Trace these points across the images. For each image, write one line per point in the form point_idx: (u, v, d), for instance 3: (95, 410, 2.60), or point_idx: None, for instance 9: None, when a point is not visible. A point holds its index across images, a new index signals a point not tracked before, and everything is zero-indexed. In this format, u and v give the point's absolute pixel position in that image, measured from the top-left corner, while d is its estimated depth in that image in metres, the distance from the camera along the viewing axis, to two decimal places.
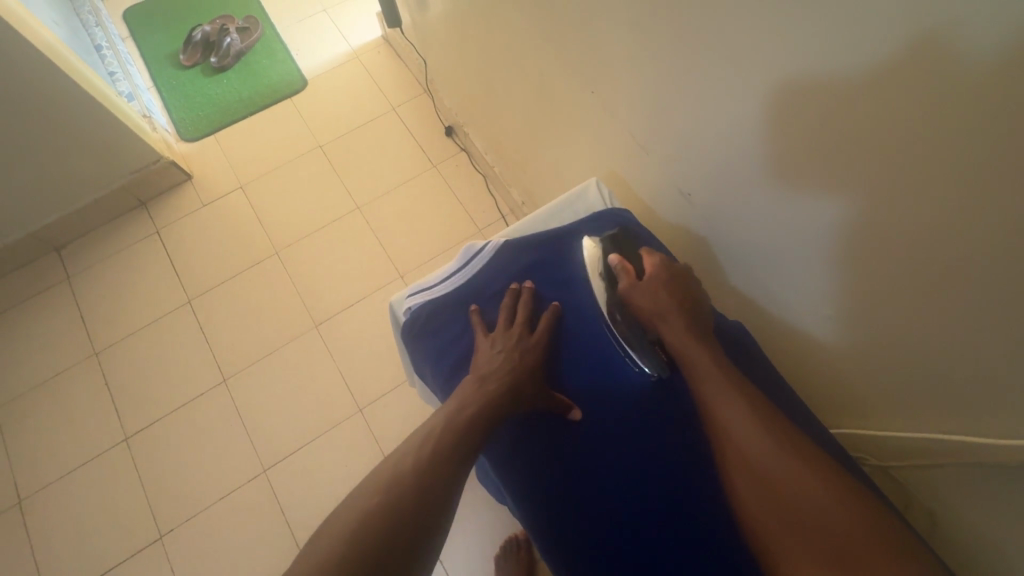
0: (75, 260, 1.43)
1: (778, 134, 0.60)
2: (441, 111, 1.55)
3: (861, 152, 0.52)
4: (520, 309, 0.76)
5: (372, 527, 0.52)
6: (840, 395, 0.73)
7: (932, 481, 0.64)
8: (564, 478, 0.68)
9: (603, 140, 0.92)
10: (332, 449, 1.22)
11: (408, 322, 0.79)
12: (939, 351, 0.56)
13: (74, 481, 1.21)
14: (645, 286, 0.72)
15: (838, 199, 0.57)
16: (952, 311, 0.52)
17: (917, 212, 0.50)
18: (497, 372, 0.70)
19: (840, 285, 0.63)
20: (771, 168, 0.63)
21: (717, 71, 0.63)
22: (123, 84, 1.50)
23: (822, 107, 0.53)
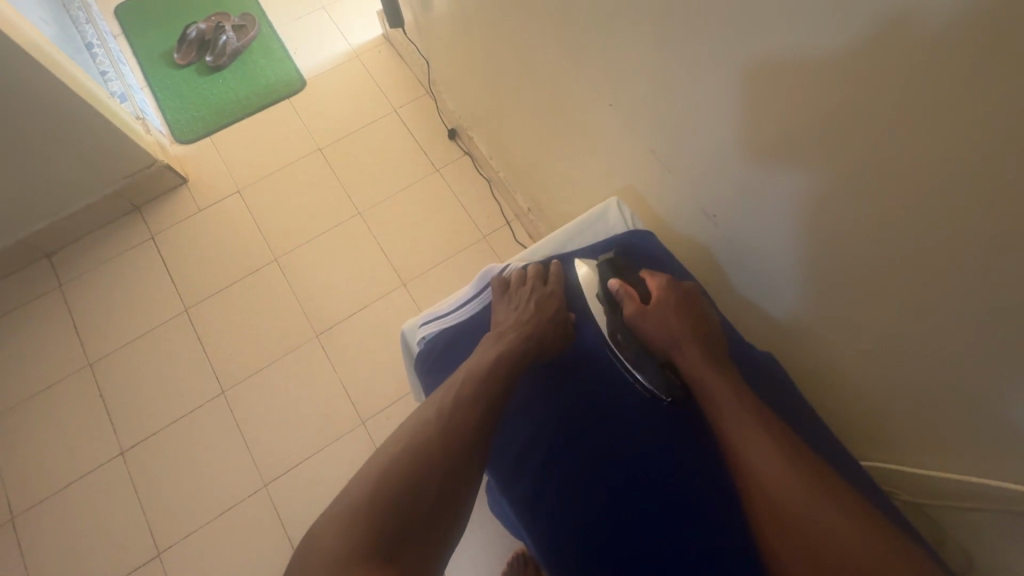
0: (67, 267, 1.39)
1: (811, 161, 0.56)
2: (445, 113, 1.51)
3: (914, 182, 0.47)
4: (532, 273, 0.76)
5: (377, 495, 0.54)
6: (870, 426, 0.69)
7: (969, 520, 0.62)
8: (574, 468, 0.65)
9: (614, 152, 0.88)
10: (335, 462, 1.19)
11: (422, 353, 0.75)
12: (983, 392, 0.52)
13: (69, 497, 1.17)
14: (652, 312, 0.67)
15: (883, 230, 0.52)
16: (1001, 351, 0.49)
17: (972, 248, 0.46)
18: (515, 326, 0.69)
19: (881, 320, 0.58)
20: (803, 194, 0.59)
21: (747, 88, 0.58)
22: (115, 84, 1.45)
23: (870, 131, 0.48)
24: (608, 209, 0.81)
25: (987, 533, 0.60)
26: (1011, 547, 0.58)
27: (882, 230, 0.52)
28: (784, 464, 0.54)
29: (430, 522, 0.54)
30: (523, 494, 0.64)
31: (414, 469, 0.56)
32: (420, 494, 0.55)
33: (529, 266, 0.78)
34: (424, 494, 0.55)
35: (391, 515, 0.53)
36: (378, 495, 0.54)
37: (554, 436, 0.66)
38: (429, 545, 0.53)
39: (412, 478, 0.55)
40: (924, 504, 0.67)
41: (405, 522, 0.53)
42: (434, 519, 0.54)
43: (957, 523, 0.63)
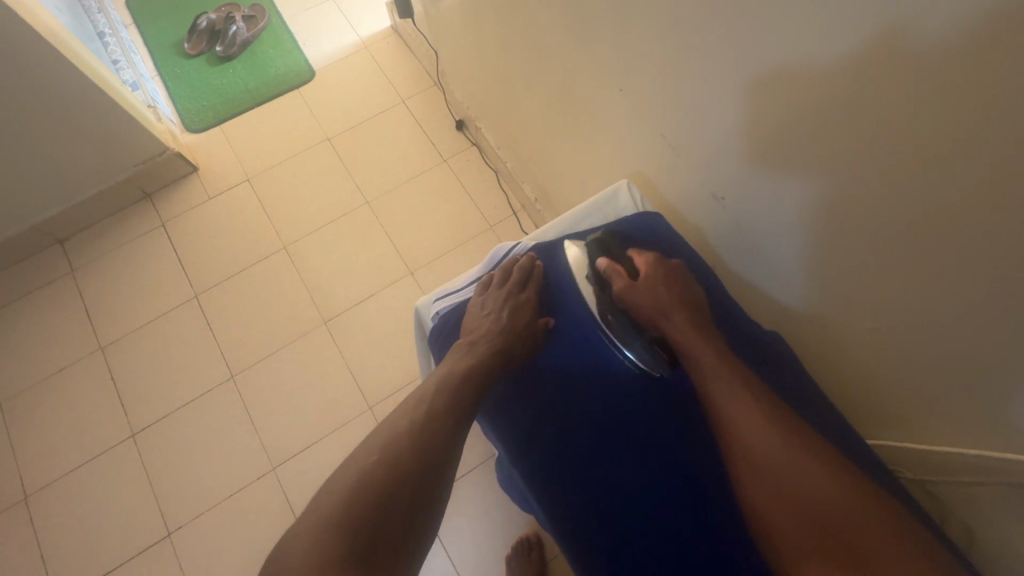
0: (79, 253, 1.41)
1: (818, 141, 0.56)
2: (453, 104, 1.52)
3: (925, 158, 0.47)
4: (513, 274, 0.75)
5: (375, 477, 0.55)
6: (874, 406, 0.70)
7: (971, 497, 0.62)
8: (575, 449, 0.65)
9: (621, 138, 0.89)
10: (343, 446, 1.20)
11: (436, 328, 0.76)
12: (985, 369, 0.53)
13: (81, 478, 1.19)
14: (641, 284, 0.69)
15: (892, 207, 0.52)
16: (1003, 326, 0.49)
17: (974, 225, 0.47)
18: (486, 336, 0.69)
19: (888, 299, 0.59)
20: (809, 175, 0.60)
21: (761, 68, 0.58)
22: (127, 73, 1.47)
23: (884, 108, 0.48)
24: (619, 191, 0.82)
25: (987, 510, 0.61)
26: (1012, 522, 0.59)
27: (890, 208, 0.53)
28: (762, 412, 0.58)
29: (404, 530, 0.54)
30: (531, 472, 0.65)
31: (387, 474, 0.56)
32: (392, 502, 0.55)
33: (512, 262, 0.77)
34: (398, 506, 0.55)
35: (366, 526, 0.52)
36: (354, 504, 0.53)
37: (557, 417, 0.67)
38: (403, 555, 0.53)
39: (382, 486, 0.55)
40: (929, 482, 0.67)
41: (386, 520, 0.53)
42: (407, 528, 0.55)
43: (957, 499, 0.64)
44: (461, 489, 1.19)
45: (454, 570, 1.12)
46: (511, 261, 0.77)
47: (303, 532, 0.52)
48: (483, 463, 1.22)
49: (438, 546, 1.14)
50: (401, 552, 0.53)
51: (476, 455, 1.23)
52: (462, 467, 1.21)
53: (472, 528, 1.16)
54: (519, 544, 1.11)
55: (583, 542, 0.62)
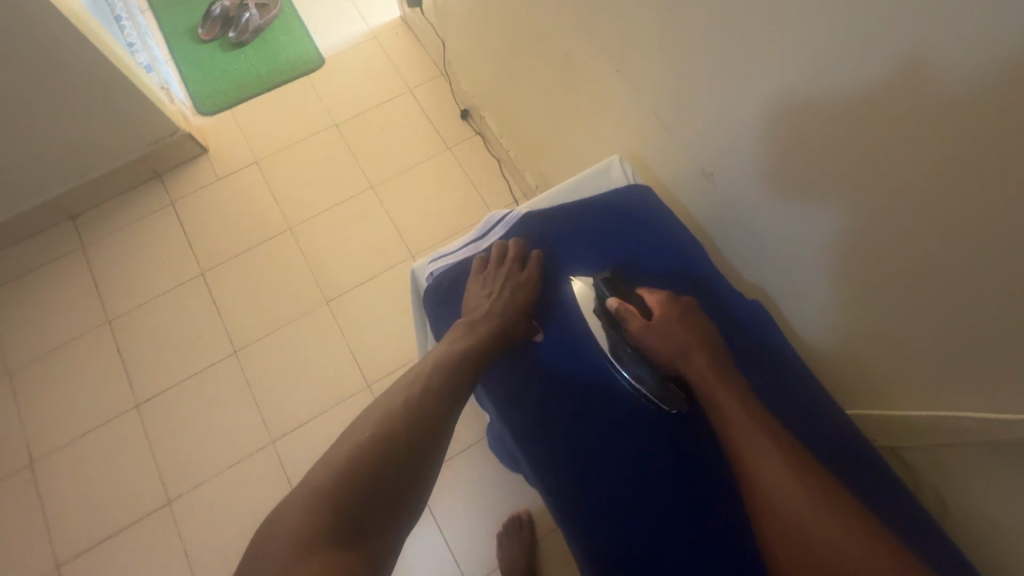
0: (90, 229, 1.44)
1: (804, 110, 0.58)
2: (458, 94, 1.54)
3: (907, 115, 0.48)
4: (511, 256, 0.75)
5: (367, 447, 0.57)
6: (851, 380, 0.71)
7: (941, 463, 0.63)
8: (572, 432, 0.67)
9: (618, 120, 0.91)
10: (340, 422, 1.23)
11: (431, 287, 0.78)
12: (952, 334, 0.55)
13: (86, 445, 1.22)
14: (657, 326, 0.64)
15: (876, 169, 0.53)
16: (968, 289, 0.51)
17: (942, 188, 0.48)
18: (485, 319, 0.70)
19: (867, 263, 0.60)
20: (794, 145, 0.61)
21: (755, 37, 0.59)
22: (141, 55, 1.50)
23: (870, 68, 0.49)
24: (612, 164, 0.83)
25: (956, 478, 0.62)
26: (979, 488, 0.60)
27: (874, 170, 0.54)
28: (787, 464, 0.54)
29: (389, 502, 0.55)
30: (535, 459, 0.66)
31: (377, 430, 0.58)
32: (384, 468, 0.57)
33: (505, 243, 0.77)
34: (386, 478, 0.56)
35: (357, 490, 0.54)
36: (346, 468, 0.56)
37: (557, 404, 0.68)
38: (388, 529, 0.54)
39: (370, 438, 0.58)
40: (900, 449, 0.68)
41: (378, 480, 0.56)
42: (394, 499, 0.56)
43: (930, 467, 0.65)
44: (455, 467, 1.21)
45: (446, 546, 1.14)
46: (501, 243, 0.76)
47: (300, 492, 0.55)
48: (477, 442, 1.24)
49: (431, 521, 1.16)
50: (394, 512, 0.55)
51: (470, 435, 1.25)
52: (457, 446, 1.23)
53: (464, 505, 1.18)
54: (511, 522, 1.14)
55: (570, 506, 0.63)
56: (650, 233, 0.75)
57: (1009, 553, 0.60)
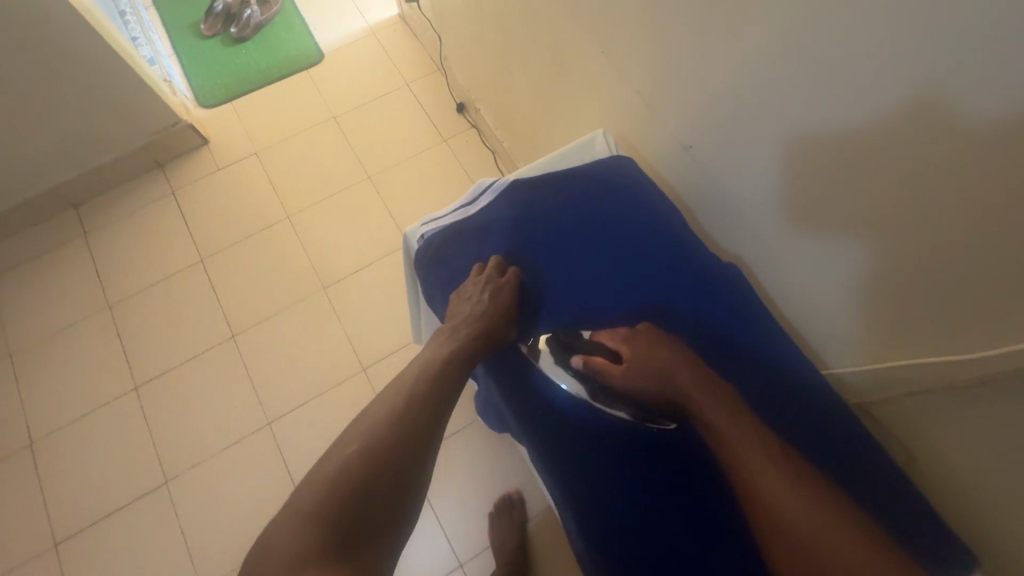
0: (92, 217, 1.47)
1: (781, 73, 0.61)
2: (454, 88, 1.58)
3: (877, 65, 0.51)
4: (490, 269, 0.74)
5: (367, 452, 0.58)
6: (823, 345, 0.74)
7: (903, 416, 0.65)
8: (574, 435, 0.66)
9: (604, 104, 0.94)
10: (336, 405, 1.25)
11: (422, 249, 0.80)
12: (913, 286, 0.57)
13: (85, 426, 1.24)
14: (630, 366, 0.63)
15: (847, 120, 0.56)
16: (929, 240, 0.53)
17: (906, 139, 0.51)
18: (466, 324, 0.71)
19: (837, 215, 0.62)
20: (772, 107, 0.64)
21: (733, 4, 0.62)
22: (145, 48, 1.54)
23: (843, 28, 0.52)
24: (595, 138, 0.86)
25: (919, 431, 0.63)
26: (937, 438, 0.62)
27: (846, 121, 0.56)
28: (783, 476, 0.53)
29: (378, 522, 0.54)
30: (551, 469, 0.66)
31: (375, 420, 0.61)
32: (384, 474, 0.57)
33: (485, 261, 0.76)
34: (376, 496, 0.55)
35: (358, 495, 0.54)
36: (348, 471, 0.56)
37: (555, 408, 0.68)
38: (380, 550, 0.53)
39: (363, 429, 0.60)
40: (866, 406, 0.70)
41: (378, 484, 0.56)
42: (387, 510, 0.55)
43: (891, 423, 0.67)
44: (447, 449, 1.23)
45: (438, 525, 1.16)
46: (479, 263, 0.75)
47: (300, 496, 0.54)
48: (470, 425, 1.26)
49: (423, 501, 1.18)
50: (392, 517, 0.55)
51: (462, 418, 1.27)
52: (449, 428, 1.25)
53: (456, 485, 1.20)
54: (502, 502, 1.16)
55: (570, 486, 0.64)
56: (631, 199, 0.77)
57: None
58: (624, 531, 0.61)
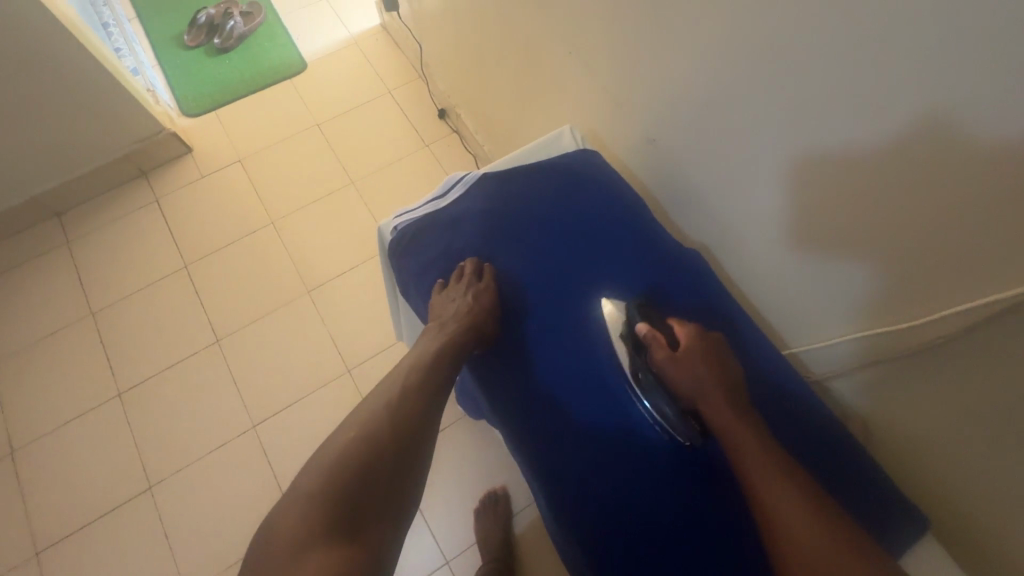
0: (75, 225, 1.47)
1: (733, 67, 0.64)
2: (435, 95, 1.61)
3: (815, 58, 0.55)
4: (469, 271, 0.75)
5: (368, 439, 0.62)
6: (786, 326, 0.78)
7: (859, 388, 0.70)
8: (560, 437, 0.67)
9: (575, 104, 0.98)
10: (321, 406, 1.26)
11: (395, 240, 0.81)
12: (863, 262, 0.61)
13: (68, 433, 1.24)
14: (682, 359, 0.64)
15: (795, 109, 0.60)
16: (875, 218, 0.58)
17: (847, 126, 0.55)
18: (453, 322, 0.71)
19: (791, 199, 0.67)
20: (727, 99, 0.68)
21: (686, 6, 0.66)
22: (128, 59, 1.56)
23: (784, 25, 0.56)
24: (562, 133, 0.89)
25: (874, 400, 0.69)
26: (886, 404, 0.68)
27: (797, 107, 0.60)
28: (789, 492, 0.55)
29: (383, 505, 0.59)
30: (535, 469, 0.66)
31: (373, 409, 0.65)
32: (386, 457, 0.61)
33: (462, 263, 0.77)
34: (377, 478, 0.59)
35: (360, 477, 0.59)
36: (350, 455, 0.60)
37: (541, 404, 0.69)
38: (384, 527, 0.58)
39: (363, 417, 0.64)
40: (825, 381, 0.75)
41: (381, 466, 0.60)
42: (390, 491, 0.60)
43: (846, 395, 0.73)
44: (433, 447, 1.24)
45: (424, 522, 1.17)
46: (460, 265, 0.76)
47: (308, 477, 0.59)
48: (455, 423, 1.27)
49: None
50: (396, 498, 0.60)
51: (447, 416, 1.28)
52: None
53: (442, 482, 1.21)
54: (487, 498, 1.17)
55: (557, 479, 0.65)
56: (598, 192, 0.81)
57: (932, 469, 0.65)
58: (605, 513, 0.64)
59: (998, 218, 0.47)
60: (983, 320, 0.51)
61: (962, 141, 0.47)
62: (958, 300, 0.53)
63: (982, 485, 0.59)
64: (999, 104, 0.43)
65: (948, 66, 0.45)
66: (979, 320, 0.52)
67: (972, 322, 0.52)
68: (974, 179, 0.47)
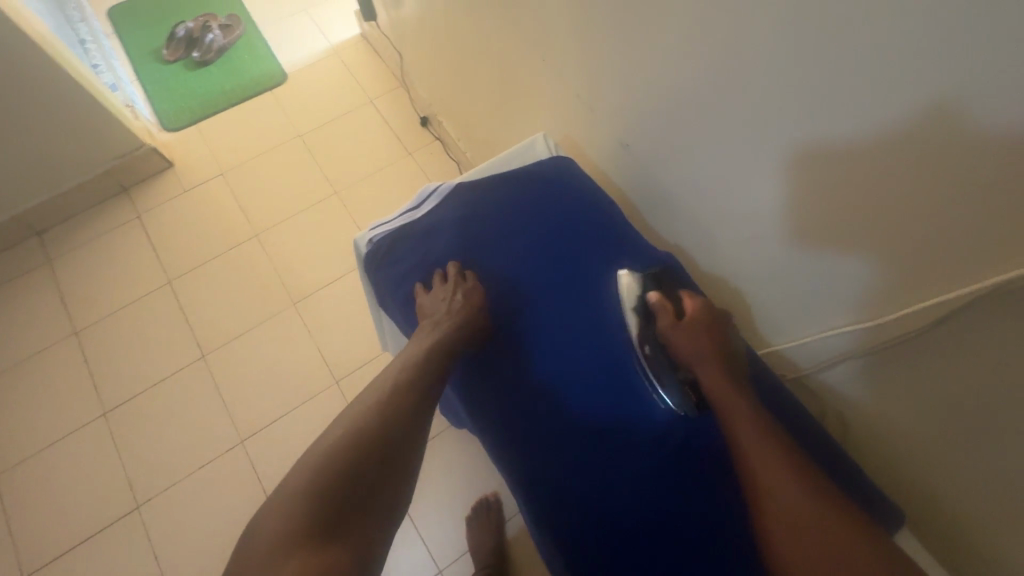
0: (56, 244, 1.46)
1: (699, 73, 0.65)
2: (417, 103, 1.62)
3: (778, 64, 0.56)
4: (453, 274, 0.75)
5: (352, 441, 0.60)
6: (765, 324, 0.79)
7: (838, 384, 0.71)
8: (547, 441, 0.67)
9: (551, 110, 0.98)
10: (310, 418, 1.26)
11: (371, 253, 0.81)
12: (837, 261, 0.62)
13: (53, 455, 1.23)
14: (685, 328, 0.67)
15: (762, 114, 0.61)
16: (845, 217, 0.59)
17: (813, 129, 0.56)
18: (441, 320, 0.70)
19: (763, 199, 0.67)
20: (695, 103, 0.68)
21: (652, 16, 0.67)
22: (106, 75, 1.55)
23: (746, 32, 0.57)
24: (536, 141, 0.90)
25: (854, 395, 0.70)
26: (865, 399, 0.69)
27: (768, 109, 0.60)
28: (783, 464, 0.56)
29: (365, 510, 0.57)
30: (521, 476, 0.66)
31: (358, 412, 0.64)
32: (371, 460, 0.60)
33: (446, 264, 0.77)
34: (360, 481, 0.58)
35: (342, 480, 0.57)
36: (334, 457, 0.59)
37: (528, 409, 0.69)
38: (366, 531, 0.56)
39: (348, 420, 0.63)
40: (806, 379, 0.76)
41: (365, 469, 0.59)
42: (373, 494, 0.58)
43: (827, 392, 0.74)
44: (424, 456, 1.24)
45: (417, 532, 1.17)
46: (440, 270, 0.77)
47: (291, 481, 0.58)
48: (444, 430, 1.27)
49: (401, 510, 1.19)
50: (379, 502, 0.58)
51: (437, 424, 1.28)
52: None
53: (433, 491, 1.21)
54: (479, 505, 1.17)
55: (546, 483, 0.65)
56: (574, 197, 0.81)
57: (914, 461, 0.66)
58: (594, 514, 0.64)
59: (962, 212, 0.48)
60: (955, 309, 0.52)
61: (923, 141, 0.48)
62: (928, 296, 0.55)
63: (963, 474, 0.60)
64: (959, 106, 0.44)
65: (905, 70, 0.46)
66: (945, 314, 0.53)
67: (938, 317, 0.54)
68: (938, 175, 0.48)
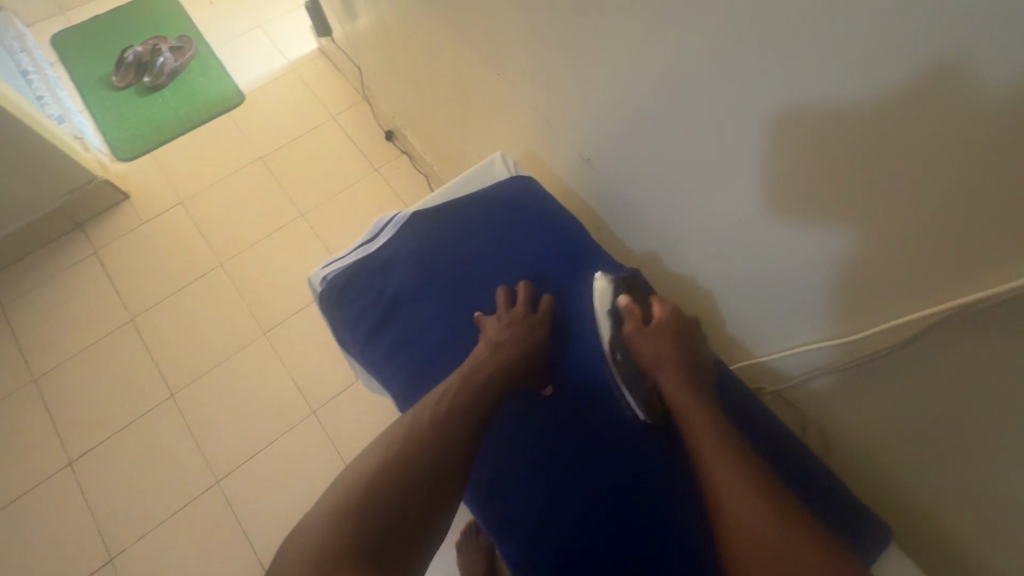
0: (8, 287, 1.39)
1: (653, 87, 0.64)
2: (380, 117, 1.58)
3: (730, 77, 0.55)
4: (521, 297, 0.73)
5: (411, 448, 0.58)
6: (741, 335, 0.77)
7: (819, 397, 0.70)
8: (528, 473, 0.65)
9: (511, 124, 0.96)
10: (288, 452, 1.21)
11: (326, 291, 0.78)
12: (807, 272, 0.61)
13: (16, 511, 1.16)
14: (649, 333, 0.68)
15: (718, 128, 0.60)
16: (810, 228, 0.57)
17: (771, 141, 0.55)
18: (512, 342, 0.68)
19: (727, 213, 0.66)
20: (651, 117, 0.67)
21: (600, 31, 0.65)
22: (52, 107, 1.47)
23: (696, 47, 0.56)
24: (494, 160, 0.87)
25: (832, 408, 0.69)
26: (845, 413, 0.68)
27: (725, 123, 0.59)
28: (725, 456, 0.55)
29: (414, 525, 0.53)
30: (501, 517, 0.64)
31: (415, 418, 0.61)
32: (429, 473, 0.57)
33: (511, 287, 0.75)
34: (415, 492, 0.55)
35: (400, 487, 0.54)
36: (393, 458, 0.57)
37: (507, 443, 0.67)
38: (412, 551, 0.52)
39: (405, 424, 0.61)
40: (785, 392, 0.75)
41: (423, 480, 0.56)
42: (428, 509, 0.55)
43: (807, 406, 0.73)
44: None
45: None
46: (503, 288, 0.74)
47: (343, 482, 0.56)
48: None
49: None
50: (432, 518, 0.55)
51: None
52: None
53: None
54: (468, 529, 1.14)
55: (525, 521, 0.63)
56: (536, 217, 0.79)
57: (895, 468, 0.65)
58: (573, 545, 0.61)
59: (934, 221, 0.47)
60: (930, 325, 0.52)
61: (879, 152, 0.47)
62: (899, 309, 0.54)
63: (944, 485, 0.59)
64: (912, 117, 0.43)
65: (856, 82, 0.45)
66: (917, 332, 0.53)
67: (912, 333, 0.53)
68: (907, 185, 0.47)
